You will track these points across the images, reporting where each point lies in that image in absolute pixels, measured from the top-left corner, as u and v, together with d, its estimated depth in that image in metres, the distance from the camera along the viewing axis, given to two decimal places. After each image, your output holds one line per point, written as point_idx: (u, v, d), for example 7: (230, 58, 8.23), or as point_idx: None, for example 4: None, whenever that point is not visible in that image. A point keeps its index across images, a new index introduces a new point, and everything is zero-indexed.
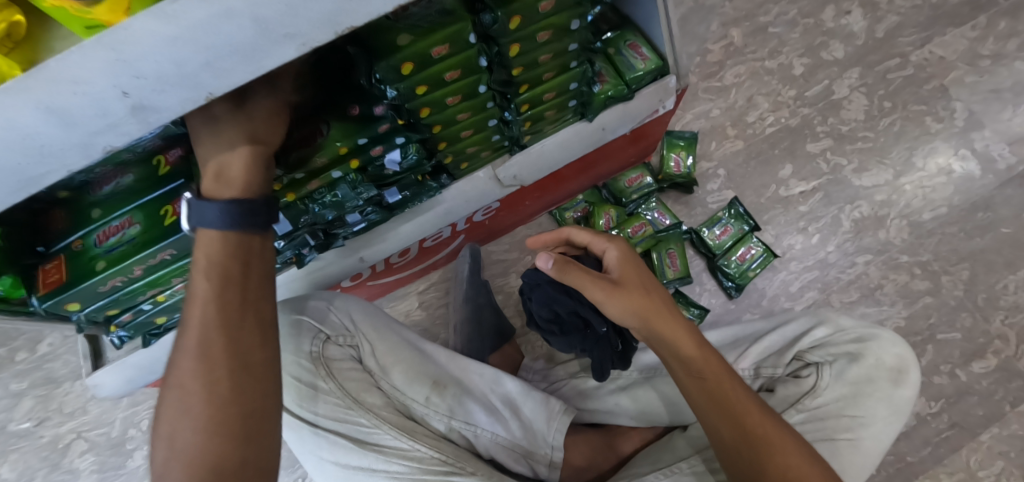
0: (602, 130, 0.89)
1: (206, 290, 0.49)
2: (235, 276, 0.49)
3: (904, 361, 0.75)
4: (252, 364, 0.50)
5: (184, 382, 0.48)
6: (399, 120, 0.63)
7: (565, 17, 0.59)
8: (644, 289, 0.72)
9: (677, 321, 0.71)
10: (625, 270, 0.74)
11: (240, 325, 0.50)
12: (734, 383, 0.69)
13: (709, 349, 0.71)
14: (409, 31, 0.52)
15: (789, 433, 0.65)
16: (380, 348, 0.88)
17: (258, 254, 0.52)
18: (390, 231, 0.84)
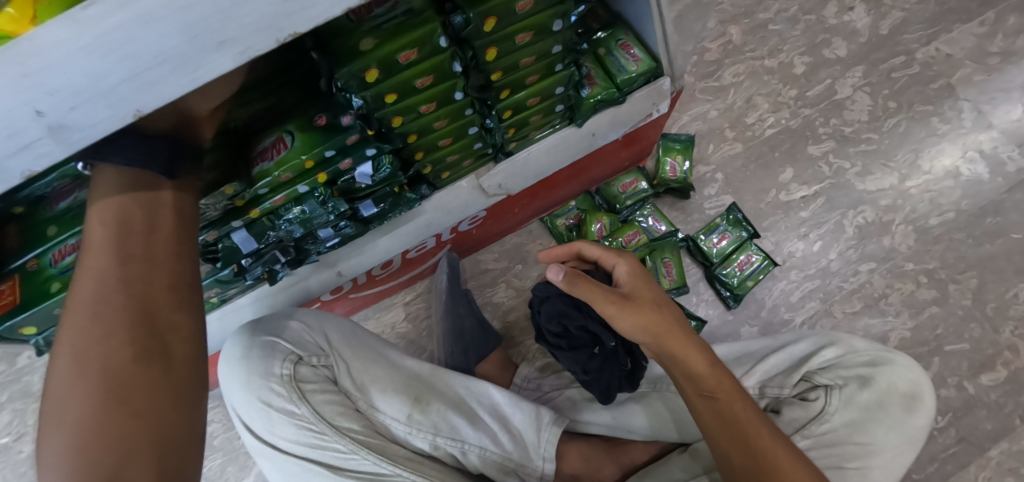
0: (593, 136, 0.84)
1: (101, 233, 0.45)
2: (135, 222, 0.46)
3: (918, 387, 0.71)
4: (164, 330, 0.45)
5: (77, 347, 0.42)
6: (369, 130, 0.59)
7: (546, 17, 0.54)
8: (654, 302, 0.68)
9: (691, 338, 0.67)
10: (634, 287, 0.70)
11: (141, 272, 0.45)
12: (744, 402, 0.64)
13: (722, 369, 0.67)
14: (372, 35, 0.48)
15: (800, 459, 0.61)
16: (356, 367, 0.85)
17: (170, 212, 0.48)
18: (368, 244, 0.80)
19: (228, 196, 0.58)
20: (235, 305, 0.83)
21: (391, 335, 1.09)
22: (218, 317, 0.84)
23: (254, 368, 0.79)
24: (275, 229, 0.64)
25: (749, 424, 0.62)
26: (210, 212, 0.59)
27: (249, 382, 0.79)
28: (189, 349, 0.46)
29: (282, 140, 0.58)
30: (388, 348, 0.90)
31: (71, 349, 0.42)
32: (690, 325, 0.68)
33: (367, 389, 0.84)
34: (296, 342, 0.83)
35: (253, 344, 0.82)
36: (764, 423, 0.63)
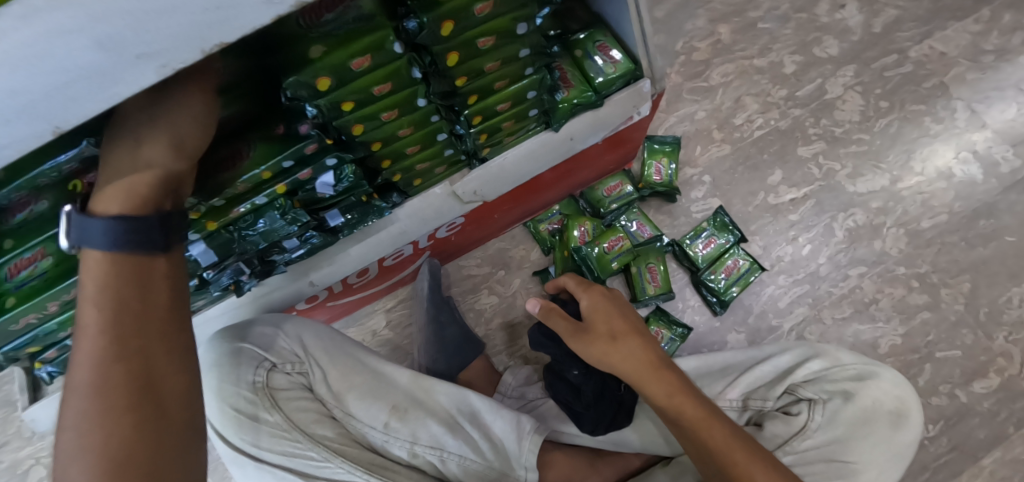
0: (572, 140, 0.82)
1: (95, 315, 0.42)
2: (130, 294, 0.43)
3: (904, 403, 0.69)
4: (164, 397, 0.44)
5: (78, 427, 0.41)
6: (327, 139, 0.56)
7: (507, 20, 0.52)
8: (610, 337, 0.67)
9: (649, 369, 0.64)
10: (596, 321, 0.69)
11: (144, 345, 0.44)
12: (721, 422, 0.61)
13: (690, 393, 0.63)
14: (322, 41, 0.46)
15: (782, 479, 0.57)
16: (332, 374, 0.82)
17: (166, 274, 0.46)
18: (340, 253, 0.78)
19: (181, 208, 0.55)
20: (205, 316, 0.80)
21: (372, 342, 1.07)
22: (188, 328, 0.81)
23: (224, 374, 0.76)
24: (236, 241, 0.61)
25: (723, 450, 0.59)
26: None
27: (218, 390, 0.76)
28: (187, 411, 0.46)
29: (240, 150, 0.55)
30: (369, 354, 0.86)
31: (75, 432, 0.41)
32: (653, 350, 0.66)
33: (343, 398, 0.80)
34: (270, 348, 0.80)
35: (225, 349, 0.79)
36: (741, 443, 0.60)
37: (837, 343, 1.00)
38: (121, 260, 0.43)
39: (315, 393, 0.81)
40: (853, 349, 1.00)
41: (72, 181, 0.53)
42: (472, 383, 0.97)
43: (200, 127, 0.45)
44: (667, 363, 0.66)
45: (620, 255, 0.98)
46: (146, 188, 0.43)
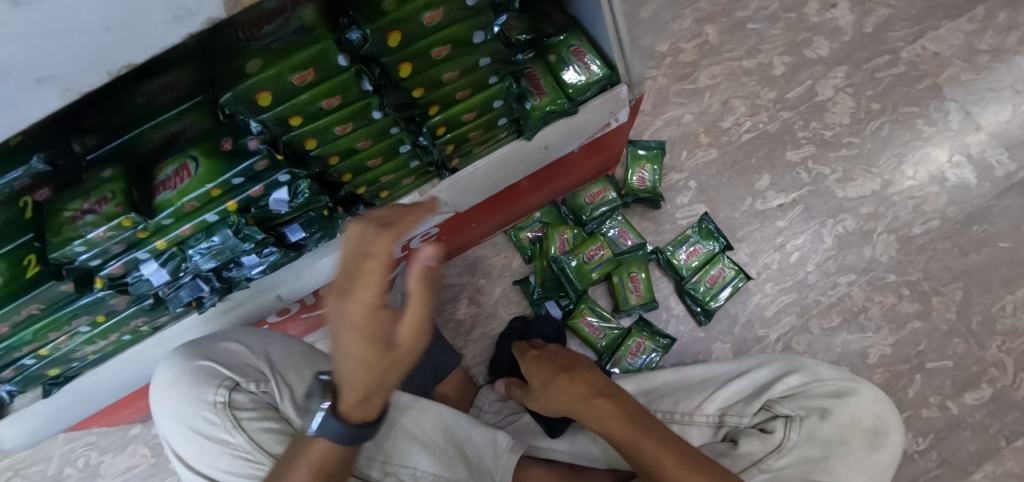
0: (546, 149, 0.79)
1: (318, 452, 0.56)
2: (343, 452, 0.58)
3: (884, 421, 0.67)
4: None
5: None
6: (279, 154, 0.53)
7: (460, 30, 0.50)
8: (547, 383, 0.70)
9: (582, 399, 0.65)
10: (539, 372, 0.72)
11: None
12: (658, 437, 0.61)
13: (628, 420, 0.63)
14: (259, 55, 0.44)
15: None
16: (299, 391, 0.80)
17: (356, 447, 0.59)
18: (306, 267, 0.75)
19: (128, 228, 0.53)
20: (170, 333, 0.78)
21: None
22: (153, 345, 0.79)
23: (185, 393, 0.74)
24: (188, 260, 0.60)
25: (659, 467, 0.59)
26: (110, 245, 0.54)
27: (181, 410, 0.73)
28: None
29: (185, 167, 0.53)
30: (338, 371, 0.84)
31: None
32: (584, 380, 0.67)
33: (310, 416, 0.78)
34: (234, 366, 0.77)
35: (187, 368, 0.76)
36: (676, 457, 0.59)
37: (826, 353, 0.98)
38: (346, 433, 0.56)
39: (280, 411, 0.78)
40: (842, 360, 0.97)
41: (22, 197, 0.53)
42: (449, 396, 0.95)
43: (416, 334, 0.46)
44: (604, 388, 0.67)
45: (599, 265, 0.98)
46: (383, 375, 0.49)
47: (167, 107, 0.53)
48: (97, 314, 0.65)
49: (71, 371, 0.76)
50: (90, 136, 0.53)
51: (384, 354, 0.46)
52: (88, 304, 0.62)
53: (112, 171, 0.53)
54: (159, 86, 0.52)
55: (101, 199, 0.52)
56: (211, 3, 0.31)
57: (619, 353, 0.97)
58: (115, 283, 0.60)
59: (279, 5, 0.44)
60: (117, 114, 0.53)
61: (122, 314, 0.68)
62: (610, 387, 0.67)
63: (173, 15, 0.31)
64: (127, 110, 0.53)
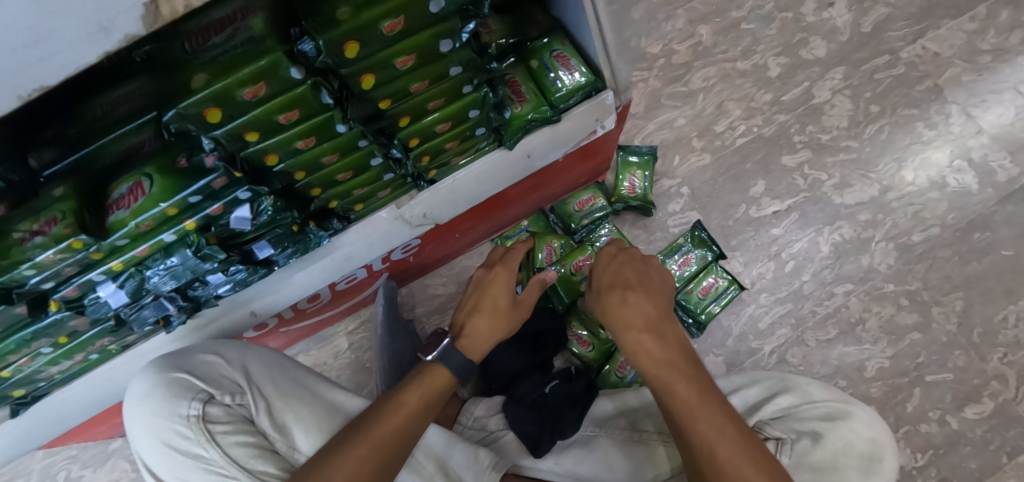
0: (529, 158, 0.76)
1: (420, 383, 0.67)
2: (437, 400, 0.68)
3: (878, 446, 0.64)
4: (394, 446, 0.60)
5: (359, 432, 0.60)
6: (237, 172, 0.50)
7: (424, 39, 0.47)
8: (609, 295, 0.67)
9: (632, 330, 0.62)
10: (607, 280, 0.69)
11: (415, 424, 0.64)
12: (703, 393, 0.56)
13: (677, 360, 0.59)
14: (205, 69, 0.41)
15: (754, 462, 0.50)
16: (278, 404, 0.68)
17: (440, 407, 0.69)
18: (280, 283, 0.72)
19: (80, 249, 0.50)
20: (140, 351, 0.74)
21: (334, 365, 1.00)
22: (123, 364, 0.75)
23: (157, 407, 0.64)
24: (148, 281, 0.57)
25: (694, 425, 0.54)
26: (63, 267, 0.52)
27: (152, 424, 0.64)
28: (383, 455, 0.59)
29: (140, 184, 0.50)
30: (326, 386, 0.73)
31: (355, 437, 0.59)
32: (643, 309, 0.63)
33: (292, 434, 0.67)
34: (207, 377, 0.67)
35: (158, 380, 0.66)
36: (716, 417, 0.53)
37: (822, 366, 0.95)
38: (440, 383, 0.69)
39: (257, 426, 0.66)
40: (839, 373, 0.95)
41: None
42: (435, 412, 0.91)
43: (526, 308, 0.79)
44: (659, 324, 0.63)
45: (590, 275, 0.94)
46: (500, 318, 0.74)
47: (125, 119, 0.49)
48: (57, 335, 0.62)
49: (38, 391, 0.73)
50: (48, 150, 0.50)
51: (507, 313, 0.75)
52: (46, 327, 0.59)
53: (63, 189, 0.49)
54: (118, 97, 0.48)
55: (50, 219, 0.49)
56: (129, 19, 0.28)
57: (608, 367, 0.94)
58: (72, 305, 0.57)
59: (228, 15, 0.40)
60: (74, 127, 0.49)
61: (86, 334, 0.65)
62: (665, 325, 0.63)
63: (84, 32, 0.28)
64: (84, 121, 0.48)
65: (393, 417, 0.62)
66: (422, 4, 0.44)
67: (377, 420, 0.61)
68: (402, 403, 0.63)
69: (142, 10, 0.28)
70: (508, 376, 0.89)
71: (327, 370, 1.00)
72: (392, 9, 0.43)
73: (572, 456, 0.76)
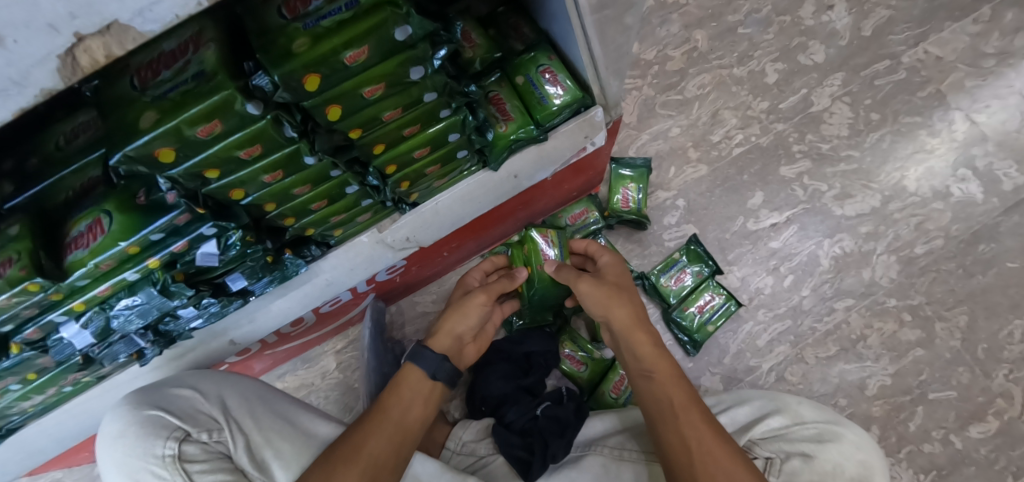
0: (516, 178, 0.73)
1: (413, 384, 0.64)
2: (431, 399, 0.65)
3: (868, 470, 0.60)
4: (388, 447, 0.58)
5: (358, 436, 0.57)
6: (200, 208, 0.48)
7: (391, 67, 0.45)
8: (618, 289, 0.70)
9: (638, 324, 0.67)
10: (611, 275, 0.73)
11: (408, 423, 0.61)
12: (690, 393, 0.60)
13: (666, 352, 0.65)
14: (155, 107, 0.39)
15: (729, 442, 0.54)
16: (258, 439, 0.63)
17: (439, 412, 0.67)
18: (258, 310, 0.70)
19: (37, 291, 0.47)
20: (115, 383, 0.72)
21: (321, 386, 0.97)
22: (98, 395, 0.72)
23: (130, 447, 0.59)
24: (113, 321, 0.54)
25: (684, 408, 0.57)
26: (20, 310, 0.48)
27: (125, 466, 0.59)
28: (379, 450, 0.57)
29: (99, 222, 0.47)
30: (304, 414, 0.70)
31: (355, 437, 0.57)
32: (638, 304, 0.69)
33: (273, 471, 0.62)
34: (185, 415, 0.63)
35: (133, 418, 0.62)
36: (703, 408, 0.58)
37: (822, 384, 0.93)
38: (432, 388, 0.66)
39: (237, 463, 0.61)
40: (839, 391, 0.92)
41: None
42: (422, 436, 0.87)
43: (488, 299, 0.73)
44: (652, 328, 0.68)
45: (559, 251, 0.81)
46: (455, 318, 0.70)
47: (86, 148, 0.46)
48: (25, 373, 0.59)
49: (13, 423, 0.70)
50: (7, 183, 0.46)
51: (467, 303, 0.71)
52: (12, 366, 0.55)
53: (19, 226, 0.46)
54: (79, 126, 0.46)
55: (6, 260, 0.45)
56: (43, 73, 0.26)
57: (602, 386, 0.91)
58: (36, 346, 0.54)
59: (179, 45, 0.40)
60: (34, 157, 0.46)
61: (55, 370, 0.62)
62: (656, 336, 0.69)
63: None
64: (45, 150, 0.46)
65: (384, 427, 0.59)
66: (385, 31, 0.41)
67: (364, 431, 0.58)
68: (387, 412, 0.60)
69: (58, 62, 0.25)
70: (496, 399, 0.86)
71: (315, 391, 0.97)
72: (354, 37, 0.41)
73: (562, 477, 0.70)
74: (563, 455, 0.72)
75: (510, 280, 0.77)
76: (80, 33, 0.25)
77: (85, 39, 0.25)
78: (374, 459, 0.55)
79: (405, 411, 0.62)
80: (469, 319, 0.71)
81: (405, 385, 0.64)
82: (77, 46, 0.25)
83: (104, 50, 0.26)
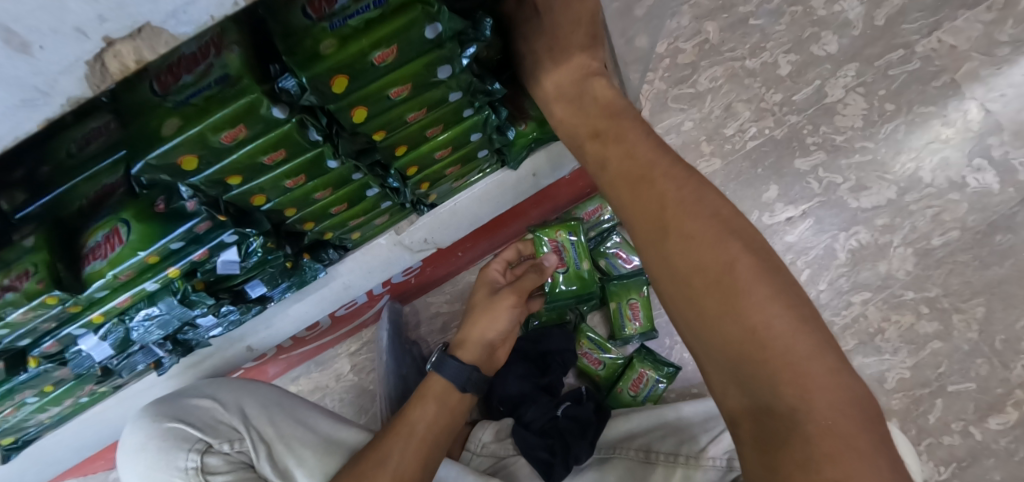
0: (534, 177, 0.72)
1: (436, 391, 0.63)
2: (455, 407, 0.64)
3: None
4: (418, 458, 0.57)
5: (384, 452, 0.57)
6: (222, 215, 0.47)
7: (415, 68, 0.43)
8: (558, 90, 0.57)
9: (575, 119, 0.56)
10: (549, 52, 0.56)
11: (435, 431, 0.61)
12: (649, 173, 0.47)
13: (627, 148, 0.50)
14: (177, 113, 0.38)
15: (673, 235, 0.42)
16: (279, 447, 0.63)
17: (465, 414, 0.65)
18: (277, 314, 0.69)
19: (55, 305, 0.46)
20: (131, 392, 0.71)
21: (336, 389, 0.95)
22: (114, 404, 0.71)
23: (154, 459, 0.60)
24: (133, 332, 0.54)
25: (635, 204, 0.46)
26: (39, 323, 0.47)
27: (151, 478, 0.60)
28: (407, 461, 0.57)
29: (117, 231, 0.45)
30: (323, 417, 0.68)
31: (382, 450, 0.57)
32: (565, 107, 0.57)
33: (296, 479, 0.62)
34: (205, 424, 0.62)
35: (154, 431, 0.62)
36: (673, 184, 0.45)
37: None
38: (455, 399, 0.64)
39: (259, 473, 0.61)
40: None
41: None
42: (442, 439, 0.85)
43: (518, 300, 0.71)
44: (591, 87, 0.56)
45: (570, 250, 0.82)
46: (486, 325, 0.69)
47: (100, 155, 0.42)
48: (42, 385, 0.57)
49: (28, 435, 0.69)
50: (18, 191, 0.41)
51: (495, 307, 0.70)
52: (29, 379, 0.54)
53: (36, 238, 0.43)
54: (91, 132, 0.40)
55: (21, 274, 0.43)
56: (71, 81, 0.23)
57: (620, 385, 0.90)
58: (54, 359, 0.53)
59: (200, 48, 0.36)
60: (45, 166, 0.41)
61: (72, 382, 0.60)
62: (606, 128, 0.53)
63: (19, 99, 0.23)
64: (55, 159, 0.41)
65: (410, 439, 0.59)
66: (414, 31, 0.40)
67: (391, 441, 0.58)
68: (413, 421, 0.60)
69: (86, 69, 0.23)
70: (514, 400, 0.85)
71: (329, 394, 0.95)
72: (382, 39, 0.39)
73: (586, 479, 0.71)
74: (584, 454, 0.72)
75: (537, 273, 0.75)
76: (110, 37, 0.22)
77: (115, 43, 0.23)
78: (403, 469, 0.56)
79: (435, 416, 0.62)
80: (497, 323, 0.69)
81: (427, 399, 0.63)
82: (106, 51, 0.23)
83: (135, 55, 0.24)
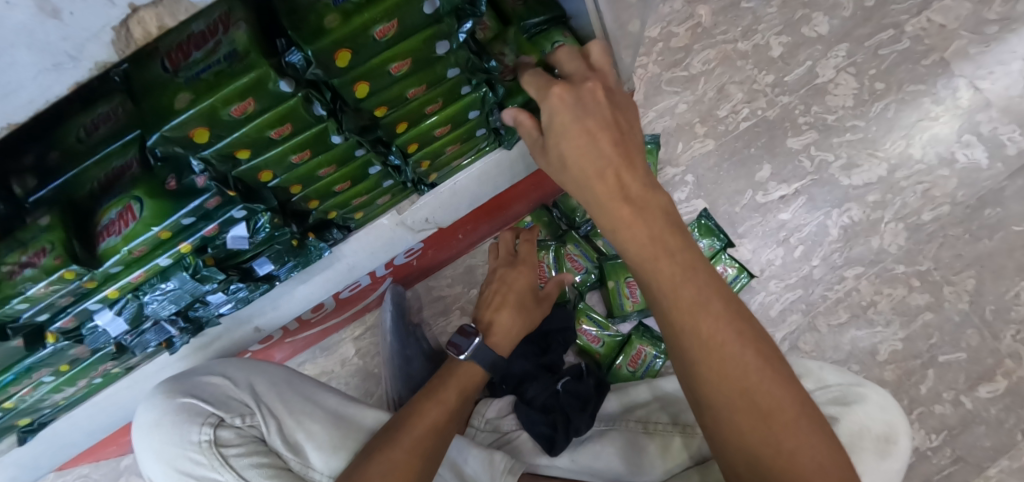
0: (531, 155, 0.74)
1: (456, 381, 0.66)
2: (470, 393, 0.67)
3: (893, 429, 0.61)
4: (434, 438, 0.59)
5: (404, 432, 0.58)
6: (231, 191, 0.48)
7: (414, 44, 0.45)
8: (595, 173, 0.46)
9: (605, 200, 0.46)
10: (584, 106, 0.46)
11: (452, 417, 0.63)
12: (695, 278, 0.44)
13: (651, 206, 0.46)
14: (189, 88, 0.40)
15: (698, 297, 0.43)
16: (289, 423, 0.65)
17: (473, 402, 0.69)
18: (284, 295, 0.71)
19: (73, 279, 0.47)
20: (144, 373, 0.73)
21: (341, 373, 0.97)
22: (127, 385, 0.73)
23: (168, 434, 0.62)
24: (146, 306, 0.56)
25: (689, 325, 0.43)
26: (56, 299, 0.49)
27: (165, 452, 0.62)
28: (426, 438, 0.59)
29: (129, 208, 0.47)
30: (330, 394, 0.70)
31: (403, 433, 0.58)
32: (587, 149, 0.45)
33: (306, 453, 0.63)
34: (218, 401, 0.65)
35: (168, 407, 0.64)
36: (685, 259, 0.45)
37: (834, 351, 0.96)
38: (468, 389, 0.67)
39: (269, 447, 0.63)
40: (851, 358, 0.95)
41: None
42: None
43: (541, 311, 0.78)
44: (629, 147, 0.47)
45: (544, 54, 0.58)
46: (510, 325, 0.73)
47: (108, 139, 0.46)
48: (59, 363, 0.59)
49: (43, 418, 0.71)
50: (30, 177, 0.46)
51: (529, 311, 0.76)
52: (46, 357, 0.56)
53: (50, 218, 0.45)
54: (98, 117, 0.45)
55: (39, 251, 0.45)
56: (97, 46, 0.25)
57: (619, 362, 0.92)
58: (70, 336, 0.55)
59: (208, 27, 0.40)
60: (55, 150, 0.45)
61: (88, 360, 0.63)
62: (633, 183, 0.46)
63: (49, 63, 0.25)
64: (65, 144, 0.45)
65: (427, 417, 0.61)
66: (414, 6, 0.42)
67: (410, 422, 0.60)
68: (418, 419, 0.60)
69: (111, 34, 0.25)
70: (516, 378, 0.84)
71: (335, 378, 0.97)
72: (383, 13, 0.41)
73: (588, 451, 0.73)
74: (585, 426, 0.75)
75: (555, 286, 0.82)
76: (134, 4, 0.24)
77: (139, 10, 0.24)
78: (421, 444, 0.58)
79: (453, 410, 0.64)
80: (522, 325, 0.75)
81: (444, 387, 0.65)
82: (131, 18, 0.25)
83: (157, 22, 0.25)
